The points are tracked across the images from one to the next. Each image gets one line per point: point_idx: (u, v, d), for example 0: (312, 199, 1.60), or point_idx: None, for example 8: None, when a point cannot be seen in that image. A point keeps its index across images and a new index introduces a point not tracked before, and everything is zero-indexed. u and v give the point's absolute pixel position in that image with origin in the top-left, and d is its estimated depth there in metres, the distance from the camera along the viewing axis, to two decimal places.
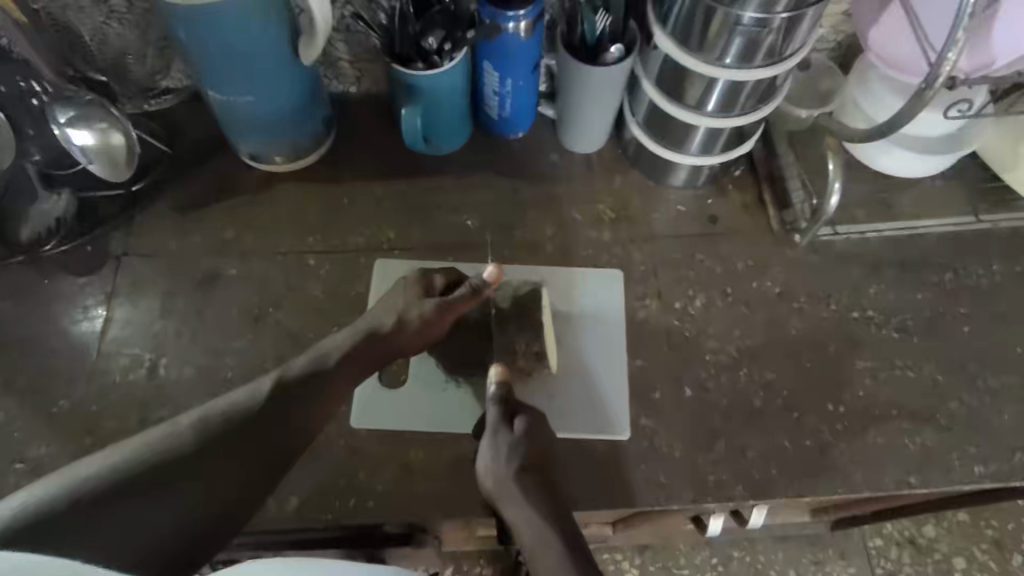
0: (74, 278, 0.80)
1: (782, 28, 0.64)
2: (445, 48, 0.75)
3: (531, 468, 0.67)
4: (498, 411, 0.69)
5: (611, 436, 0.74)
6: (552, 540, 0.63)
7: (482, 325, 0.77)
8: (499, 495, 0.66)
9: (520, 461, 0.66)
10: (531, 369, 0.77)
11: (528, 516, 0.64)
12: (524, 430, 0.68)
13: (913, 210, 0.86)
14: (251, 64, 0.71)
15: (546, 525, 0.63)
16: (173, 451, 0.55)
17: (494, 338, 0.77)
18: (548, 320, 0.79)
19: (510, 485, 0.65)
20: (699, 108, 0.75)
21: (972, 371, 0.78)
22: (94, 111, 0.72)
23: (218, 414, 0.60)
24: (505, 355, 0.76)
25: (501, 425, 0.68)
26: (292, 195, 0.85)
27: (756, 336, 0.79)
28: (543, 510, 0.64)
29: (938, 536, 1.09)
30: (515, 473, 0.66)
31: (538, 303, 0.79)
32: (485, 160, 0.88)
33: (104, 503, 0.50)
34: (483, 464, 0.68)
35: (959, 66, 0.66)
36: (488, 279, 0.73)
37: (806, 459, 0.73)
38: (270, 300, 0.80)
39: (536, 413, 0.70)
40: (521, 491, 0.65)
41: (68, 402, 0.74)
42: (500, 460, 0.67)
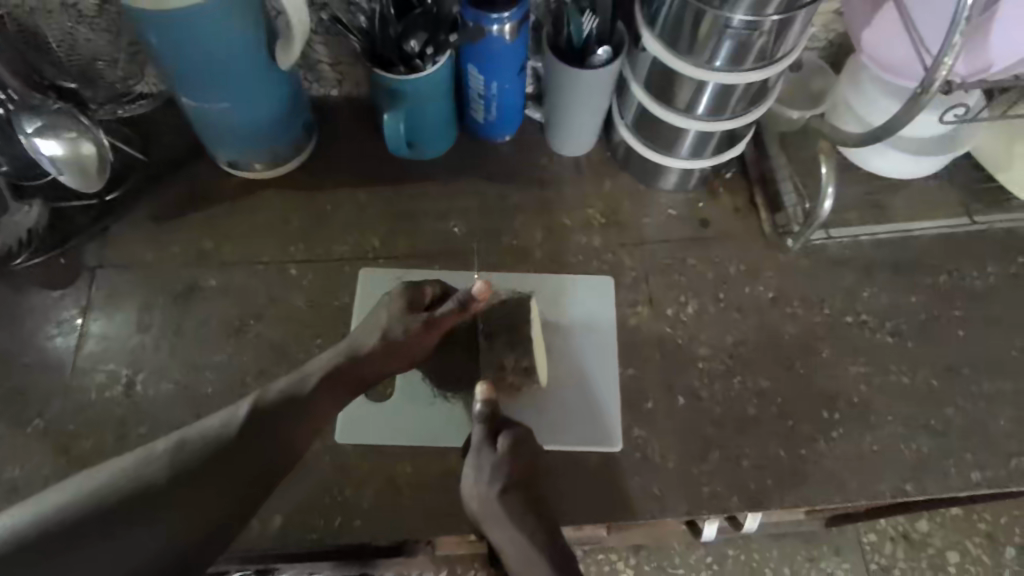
0: (47, 292, 0.78)
1: (773, 30, 0.63)
2: (428, 52, 0.73)
3: (515, 487, 0.65)
4: (482, 430, 0.66)
5: (604, 449, 0.72)
6: (538, 561, 0.63)
7: (468, 336, 0.75)
8: (484, 516, 0.65)
9: (503, 481, 0.64)
10: (520, 385, 0.75)
11: (513, 538, 0.63)
12: (509, 447, 0.66)
13: (905, 211, 0.84)
14: (225, 70, 0.69)
15: (531, 546, 0.63)
16: (149, 478, 0.54)
17: (483, 353, 0.74)
18: (538, 332, 0.77)
19: (494, 506, 0.64)
20: (688, 112, 0.73)
21: (966, 375, 0.77)
22: (62, 120, 0.69)
23: (197, 436, 0.58)
24: (492, 370, 0.73)
25: (485, 444, 0.66)
26: (273, 204, 0.83)
27: (749, 342, 0.78)
28: (529, 532, 0.64)
29: (931, 531, 1.08)
30: (499, 494, 0.64)
31: (526, 315, 0.76)
32: (471, 165, 0.86)
33: (75, 539, 0.49)
34: (467, 484, 0.66)
35: (955, 70, 0.64)
36: (475, 294, 0.70)
37: (800, 468, 0.72)
38: (251, 312, 0.77)
39: (522, 428, 0.67)
40: (505, 512, 0.64)
41: (43, 420, 0.72)
42: (483, 480, 0.65)
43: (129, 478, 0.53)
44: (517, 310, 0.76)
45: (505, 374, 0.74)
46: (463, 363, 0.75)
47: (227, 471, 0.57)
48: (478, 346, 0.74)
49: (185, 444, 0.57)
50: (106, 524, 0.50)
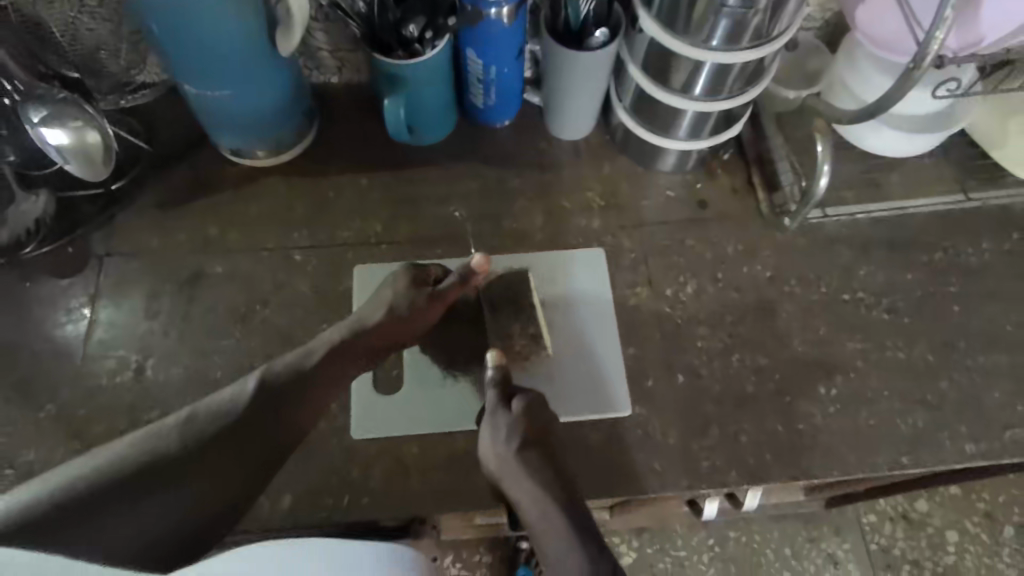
0: (56, 281, 0.79)
1: (768, 9, 0.63)
2: (426, 36, 0.73)
3: (533, 445, 0.67)
4: (496, 394, 0.69)
5: (612, 414, 0.74)
6: (555, 516, 0.63)
7: (472, 309, 0.78)
8: (503, 473, 0.66)
9: (520, 439, 0.66)
10: (529, 351, 0.77)
11: (531, 492, 0.64)
12: (523, 410, 0.68)
13: (902, 190, 0.85)
14: (226, 58, 0.69)
15: (548, 501, 0.63)
16: (161, 450, 0.55)
17: (490, 326, 0.76)
18: (537, 305, 0.78)
19: (513, 461, 0.65)
20: (685, 92, 0.74)
21: (962, 350, 0.78)
22: (68, 109, 0.70)
23: (207, 410, 0.60)
24: (501, 340, 0.76)
25: (500, 406, 0.69)
26: (276, 190, 0.84)
27: (747, 320, 0.79)
28: (548, 488, 0.64)
29: (931, 510, 1.10)
30: (516, 450, 0.66)
31: (526, 287, 0.78)
32: (471, 150, 0.87)
33: (95, 510, 0.49)
34: (484, 446, 0.68)
35: (947, 45, 0.65)
36: (475, 267, 0.74)
37: (798, 442, 0.74)
38: (257, 298, 0.79)
39: (535, 394, 0.70)
40: (523, 467, 0.65)
41: (55, 406, 0.73)
42: (500, 440, 0.67)
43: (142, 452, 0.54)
44: (520, 283, 0.79)
45: (512, 341, 0.76)
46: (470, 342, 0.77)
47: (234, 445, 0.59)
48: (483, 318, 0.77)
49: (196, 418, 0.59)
50: (125, 494, 0.51)
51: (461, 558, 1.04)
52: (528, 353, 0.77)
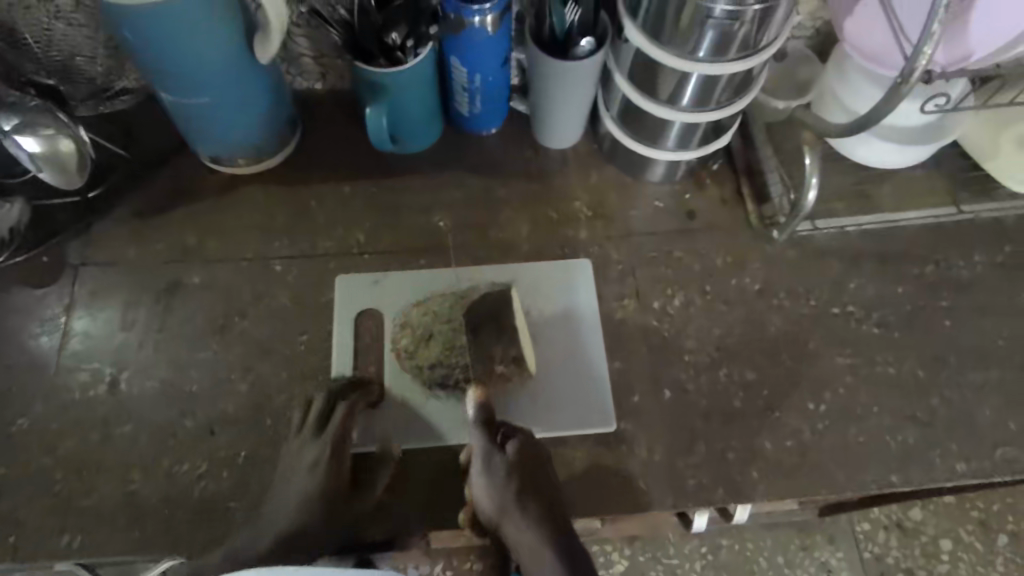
0: (31, 290, 0.77)
1: (755, 20, 0.62)
2: (408, 44, 0.72)
3: (531, 487, 0.64)
4: (484, 436, 0.65)
5: (598, 430, 0.73)
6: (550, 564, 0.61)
7: (448, 334, 0.76)
8: (501, 515, 0.64)
9: (516, 482, 0.64)
10: (510, 375, 0.75)
11: (528, 539, 0.62)
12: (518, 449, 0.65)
13: (893, 202, 0.84)
14: (202, 66, 0.68)
15: (543, 548, 0.62)
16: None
17: (469, 349, 0.75)
18: (522, 325, 0.76)
19: (510, 506, 0.63)
20: (673, 103, 0.72)
21: (953, 365, 0.77)
22: (40, 117, 0.68)
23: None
24: (483, 362, 0.74)
25: (493, 449, 0.65)
26: (257, 198, 0.83)
27: (735, 334, 0.78)
28: (545, 536, 0.62)
29: (924, 519, 1.09)
30: (514, 495, 0.63)
31: (509, 307, 0.76)
32: (457, 159, 0.86)
33: None
34: (477, 488, 0.65)
35: (935, 58, 0.63)
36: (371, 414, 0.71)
37: (786, 459, 0.72)
38: (236, 309, 0.77)
39: (526, 435, 0.67)
40: (521, 510, 0.63)
41: (27, 420, 0.72)
42: (496, 484, 0.64)
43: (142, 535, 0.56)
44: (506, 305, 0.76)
45: (495, 365, 0.74)
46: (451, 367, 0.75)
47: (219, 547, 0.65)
48: (459, 343, 0.75)
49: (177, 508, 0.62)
50: None
51: (452, 566, 1.03)
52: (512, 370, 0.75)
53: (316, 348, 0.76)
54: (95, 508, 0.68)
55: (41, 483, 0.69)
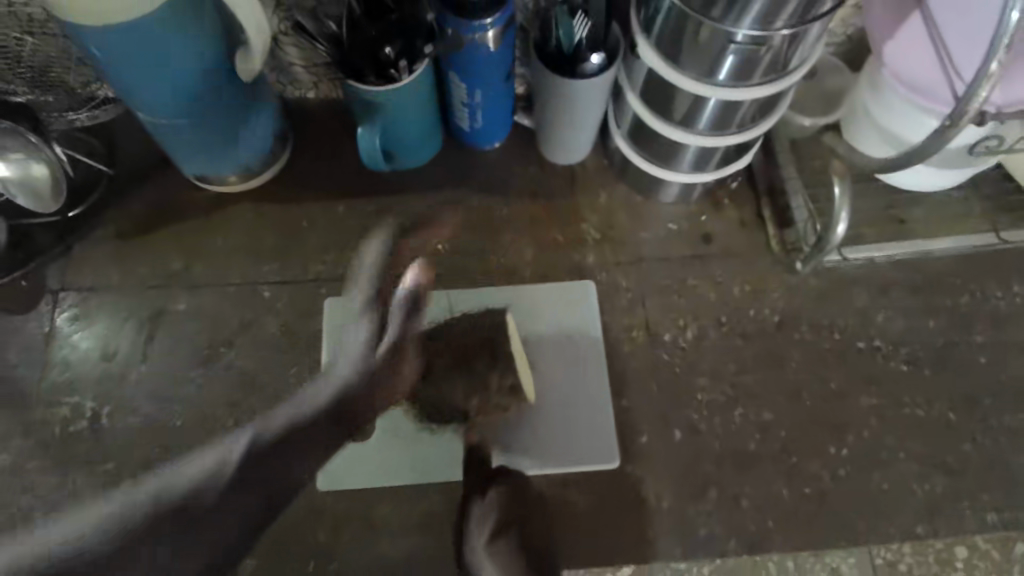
0: (9, 317, 0.74)
1: (783, 44, 0.56)
2: (402, 63, 0.65)
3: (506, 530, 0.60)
4: (474, 478, 0.64)
5: (602, 466, 0.69)
6: None
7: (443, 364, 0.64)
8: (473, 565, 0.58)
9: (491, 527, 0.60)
10: (507, 405, 0.68)
11: None
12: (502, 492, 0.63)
13: (926, 226, 0.78)
14: (180, 88, 0.62)
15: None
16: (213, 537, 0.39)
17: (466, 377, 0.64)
18: (517, 354, 0.69)
19: (484, 553, 0.58)
20: (688, 126, 0.67)
21: (986, 408, 0.72)
22: (9, 139, 0.64)
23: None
24: (478, 389, 0.65)
25: (475, 495, 0.62)
26: (246, 217, 0.78)
27: (753, 371, 0.73)
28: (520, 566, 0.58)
29: None
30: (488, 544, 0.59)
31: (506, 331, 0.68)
32: (458, 176, 0.81)
33: None
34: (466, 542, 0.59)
35: (990, 98, 0.57)
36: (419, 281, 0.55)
37: (804, 508, 0.68)
38: (222, 339, 0.73)
39: (516, 476, 0.66)
40: (494, 554, 0.58)
41: (7, 456, 0.69)
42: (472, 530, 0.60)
43: (106, 520, 0.35)
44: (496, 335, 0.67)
45: (488, 395, 0.66)
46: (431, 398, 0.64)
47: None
48: (448, 372, 0.64)
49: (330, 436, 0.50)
50: None
51: None
52: (509, 404, 0.69)
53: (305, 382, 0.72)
54: None
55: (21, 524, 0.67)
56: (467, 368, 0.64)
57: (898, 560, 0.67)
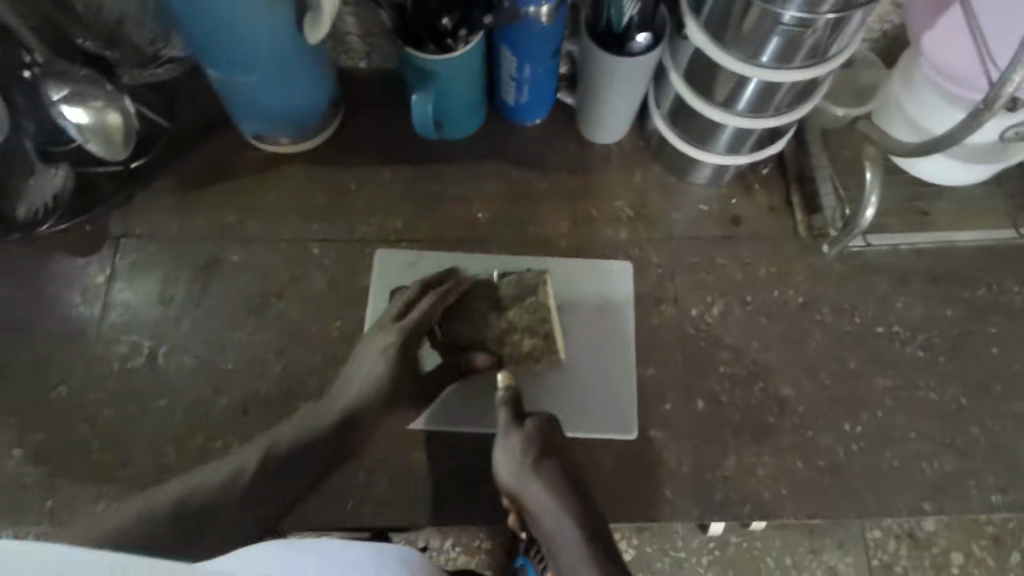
0: (72, 259, 0.78)
1: (827, 28, 0.59)
2: (461, 32, 0.68)
3: (548, 455, 0.62)
4: (508, 413, 0.63)
5: (623, 433, 0.72)
6: (564, 515, 0.59)
7: (482, 309, 0.71)
8: (521, 489, 0.60)
9: (535, 452, 0.61)
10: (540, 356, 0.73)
11: (549, 506, 0.59)
12: (537, 424, 0.63)
13: (949, 220, 0.81)
14: (252, 46, 0.66)
15: (561, 501, 0.60)
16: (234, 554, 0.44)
17: (496, 323, 0.71)
18: (553, 306, 0.74)
19: (530, 477, 0.60)
20: (727, 107, 0.70)
21: (997, 396, 0.75)
22: (88, 88, 0.68)
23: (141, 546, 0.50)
24: (511, 341, 0.72)
25: (512, 425, 0.63)
26: (297, 178, 0.82)
27: (775, 348, 0.76)
28: (560, 490, 0.60)
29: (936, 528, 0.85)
30: (533, 464, 0.61)
31: (543, 289, 0.73)
32: (500, 149, 0.84)
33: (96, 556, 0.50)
34: (500, 463, 0.62)
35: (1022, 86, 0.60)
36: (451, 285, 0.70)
37: (817, 479, 0.71)
38: (272, 290, 0.77)
39: (548, 413, 0.65)
40: (540, 478, 0.60)
41: (67, 388, 0.73)
42: (514, 457, 0.61)
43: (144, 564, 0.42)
44: (531, 288, 0.73)
45: (519, 344, 0.72)
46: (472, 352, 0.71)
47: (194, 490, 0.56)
48: (488, 318, 0.71)
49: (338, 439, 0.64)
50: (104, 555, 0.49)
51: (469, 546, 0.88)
52: (539, 353, 0.73)
53: (349, 334, 0.76)
54: (130, 479, 0.70)
55: (79, 452, 0.71)
56: (503, 317, 0.72)
57: (895, 562, 0.84)
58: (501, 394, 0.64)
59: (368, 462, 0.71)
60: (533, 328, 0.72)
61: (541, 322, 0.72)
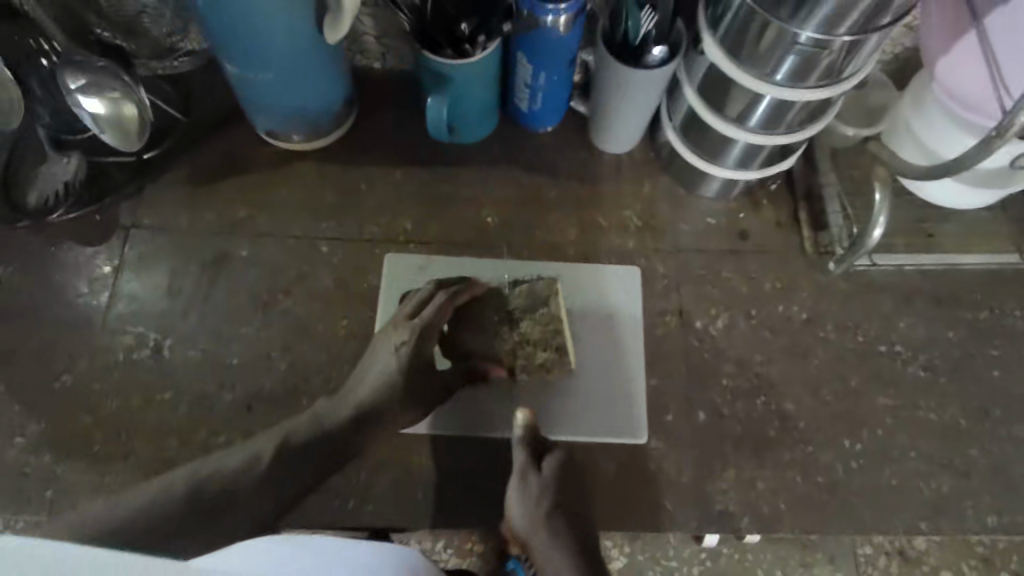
0: (81, 248, 0.78)
1: (842, 50, 0.59)
2: (478, 38, 0.70)
3: (562, 506, 0.63)
4: (526, 455, 0.64)
5: (630, 439, 0.73)
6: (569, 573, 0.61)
7: (498, 321, 0.73)
8: (531, 536, 0.63)
9: (549, 502, 0.63)
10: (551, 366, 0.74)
11: (556, 560, 0.61)
12: (555, 472, 0.64)
13: (954, 242, 0.82)
14: (271, 44, 0.67)
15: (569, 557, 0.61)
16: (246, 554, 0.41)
17: (510, 338, 0.73)
18: (565, 317, 0.75)
19: (541, 528, 0.62)
20: (740, 123, 0.70)
21: (996, 418, 0.76)
22: (106, 79, 0.69)
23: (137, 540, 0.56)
24: (523, 350, 0.73)
25: (529, 470, 0.64)
26: (309, 175, 0.82)
27: (778, 363, 0.77)
28: (569, 545, 0.62)
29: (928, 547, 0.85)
30: (545, 516, 0.62)
31: (555, 301, 0.75)
32: (511, 155, 0.85)
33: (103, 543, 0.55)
34: (514, 505, 0.64)
35: None
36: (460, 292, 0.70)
37: (815, 494, 0.72)
38: (280, 287, 0.77)
39: (568, 456, 0.66)
40: (551, 530, 0.62)
41: (71, 377, 0.73)
42: (529, 503, 0.63)
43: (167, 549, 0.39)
44: (543, 299, 0.74)
45: (533, 356, 0.73)
46: (484, 362, 0.72)
47: (198, 486, 0.60)
48: (501, 330, 0.73)
49: (340, 435, 0.65)
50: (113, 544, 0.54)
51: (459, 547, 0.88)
52: (551, 365, 0.74)
53: (355, 333, 0.76)
54: (131, 471, 0.70)
55: (81, 441, 0.71)
56: (517, 330, 0.73)
57: None
58: (519, 431, 0.65)
59: (370, 462, 0.71)
60: (546, 341, 0.74)
61: (553, 335, 0.74)
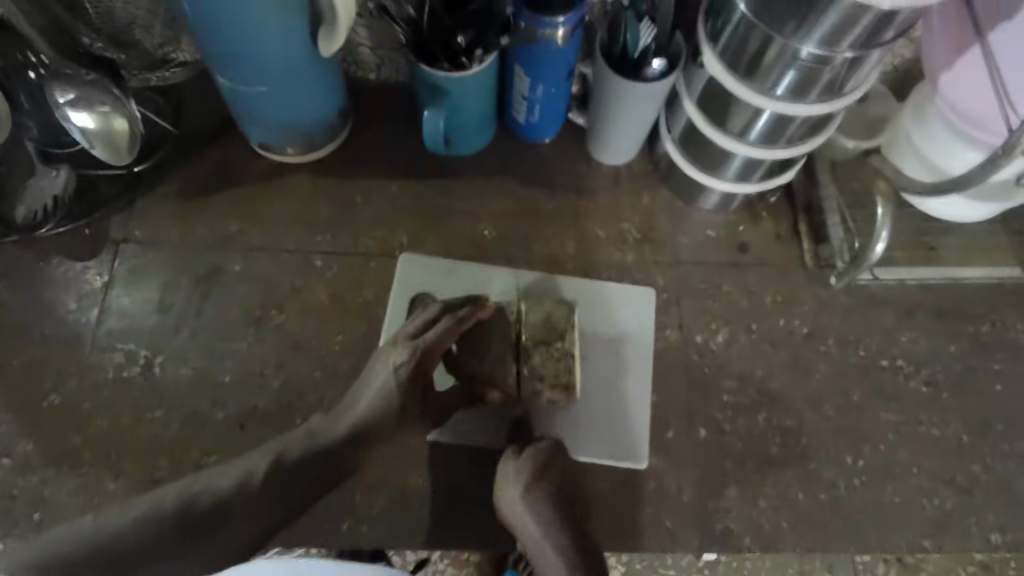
0: (69, 263, 0.76)
1: (844, 66, 0.59)
2: (475, 51, 0.68)
3: (543, 484, 0.62)
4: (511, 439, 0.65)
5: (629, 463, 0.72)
6: (547, 547, 0.61)
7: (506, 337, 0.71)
8: (513, 515, 0.62)
9: (528, 481, 0.62)
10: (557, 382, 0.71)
11: (536, 535, 0.61)
12: (535, 454, 0.64)
13: (956, 255, 0.81)
14: (263, 58, 0.66)
15: (549, 532, 0.61)
16: None
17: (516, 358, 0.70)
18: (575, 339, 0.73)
19: (521, 507, 0.61)
20: (740, 137, 0.70)
21: (999, 433, 0.75)
22: (96, 93, 0.67)
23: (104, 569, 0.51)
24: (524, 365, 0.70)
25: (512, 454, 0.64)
26: (303, 188, 0.81)
27: (779, 377, 0.76)
28: (550, 521, 0.61)
29: None
30: (523, 495, 0.61)
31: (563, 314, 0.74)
32: (508, 167, 0.84)
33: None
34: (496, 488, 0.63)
35: None
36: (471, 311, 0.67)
37: (817, 511, 0.71)
38: (274, 302, 0.76)
39: (552, 440, 0.66)
40: (530, 508, 0.61)
41: (59, 396, 0.72)
42: (510, 484, 0.62)
43: None
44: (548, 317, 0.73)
45: (537, 379, 0.71)
46: (485, 386, 0.69)
47: (188, 500, 0.57)
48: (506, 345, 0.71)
49: (340, 455, 0.62)
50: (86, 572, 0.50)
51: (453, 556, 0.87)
52: (557, 379, 0.71)
53: (350, 348, 0.75)
54: (120, 492, 0.68)
55: (71, 462, 0.69)
56: (525, 355, 0.71)
57: None
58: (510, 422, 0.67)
59: (365, 482, 0.70)
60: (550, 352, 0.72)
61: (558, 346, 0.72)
